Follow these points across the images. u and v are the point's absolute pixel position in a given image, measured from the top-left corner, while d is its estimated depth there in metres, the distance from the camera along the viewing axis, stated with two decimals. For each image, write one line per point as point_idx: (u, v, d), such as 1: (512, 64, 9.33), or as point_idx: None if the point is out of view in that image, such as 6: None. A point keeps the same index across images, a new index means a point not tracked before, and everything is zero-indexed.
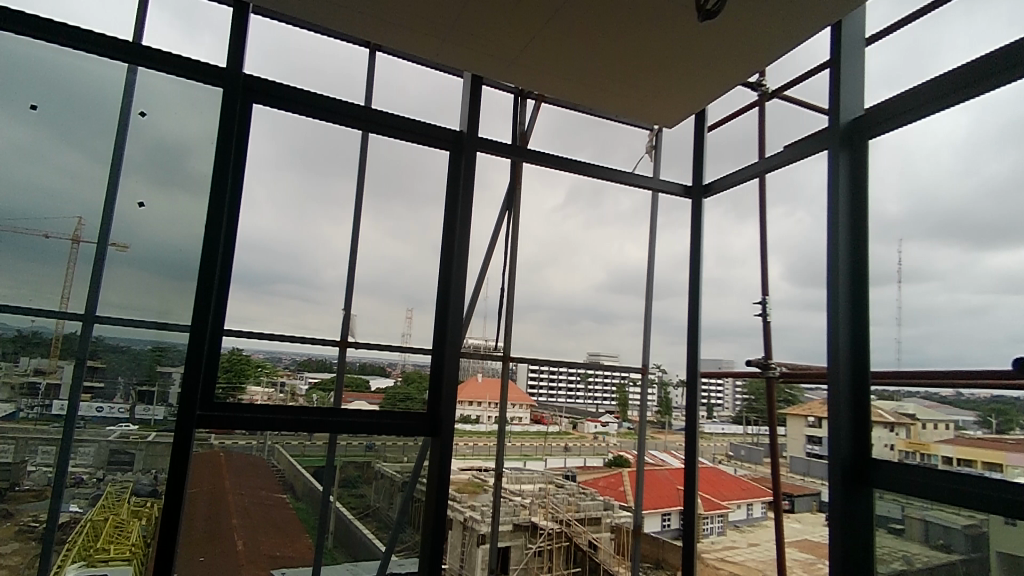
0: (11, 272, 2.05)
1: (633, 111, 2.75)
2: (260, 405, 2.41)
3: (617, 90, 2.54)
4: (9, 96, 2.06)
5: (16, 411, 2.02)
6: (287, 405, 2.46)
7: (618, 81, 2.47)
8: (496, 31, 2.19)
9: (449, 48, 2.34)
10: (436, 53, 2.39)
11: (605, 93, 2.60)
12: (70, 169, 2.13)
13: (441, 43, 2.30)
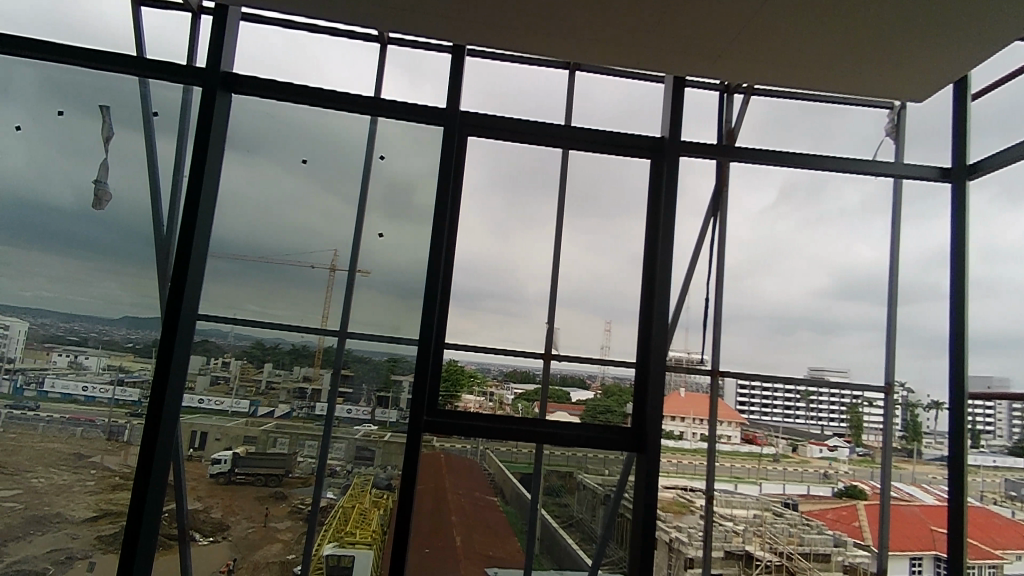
0: (286, 297, 2.53)
1: (855, 84, 2.36)
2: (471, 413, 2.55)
3: (848, 70, 2.25)
4: (289, 154, 2.55)
5: (290, 410, 2.49)
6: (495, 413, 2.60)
7: (837, 51, 2.12)
8: (687, 21, 2.03)
9: (634, 48, 2.24)
10: (621, 57, 2.31)
11: (819, 69, 2.27)
12: (327, 211, 2.57)
13: (627, 44, 2.21)
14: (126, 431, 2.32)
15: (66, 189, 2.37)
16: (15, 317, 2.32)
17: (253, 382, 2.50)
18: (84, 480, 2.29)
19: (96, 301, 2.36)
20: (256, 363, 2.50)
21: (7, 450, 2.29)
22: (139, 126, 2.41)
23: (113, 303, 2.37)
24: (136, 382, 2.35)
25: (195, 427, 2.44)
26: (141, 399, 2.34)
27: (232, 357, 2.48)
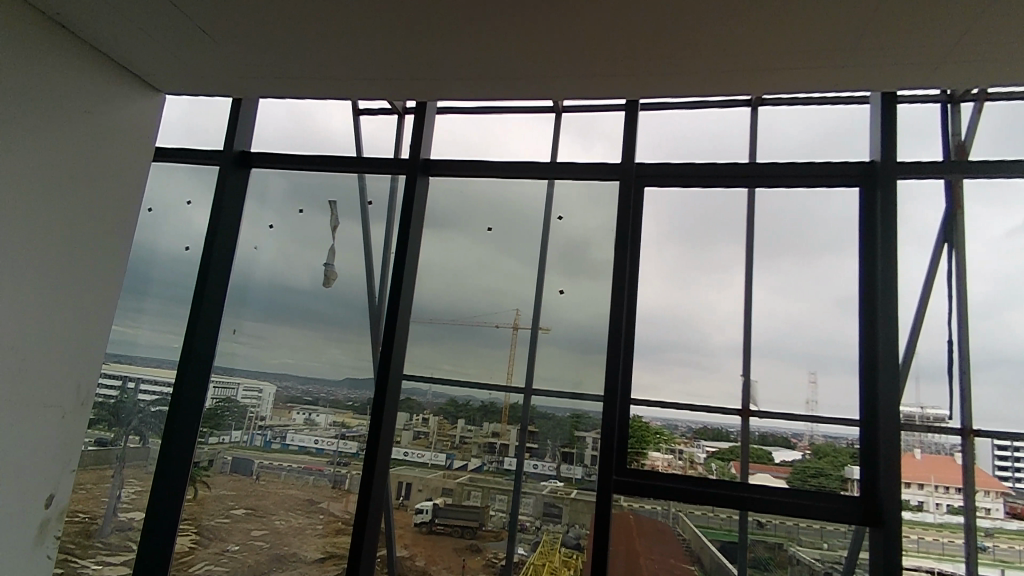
0: (476, 357, 2.68)
1: None
2: (660, 473, 2.41)
3: None
4: (476, 223, 2.77)
5: (482, 464, 2.59)
6: (687, 473, 2.40)
7: None
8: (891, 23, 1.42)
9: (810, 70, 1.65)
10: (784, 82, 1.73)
11: None
12: (511, 274, 2.71)
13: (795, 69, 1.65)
14: (347, 479, 2.60)
15: (302, 272, 2.81)
16: (266, 380, 2.75)
17: (449, 436, 2.64)
18: (314, 524, 2.60)
19: (324, 365, 2.73)
20: (451, 419, 2.65)
21: (258, 496, 2.67)
22: (359, 214, 2.82)
23: (338, 366, 2.72)
24: (356, 436, 2.62)
25: (402, 478, 2.62)
26: (360, 450, 2.60)
27: (431, 414, 2.65)
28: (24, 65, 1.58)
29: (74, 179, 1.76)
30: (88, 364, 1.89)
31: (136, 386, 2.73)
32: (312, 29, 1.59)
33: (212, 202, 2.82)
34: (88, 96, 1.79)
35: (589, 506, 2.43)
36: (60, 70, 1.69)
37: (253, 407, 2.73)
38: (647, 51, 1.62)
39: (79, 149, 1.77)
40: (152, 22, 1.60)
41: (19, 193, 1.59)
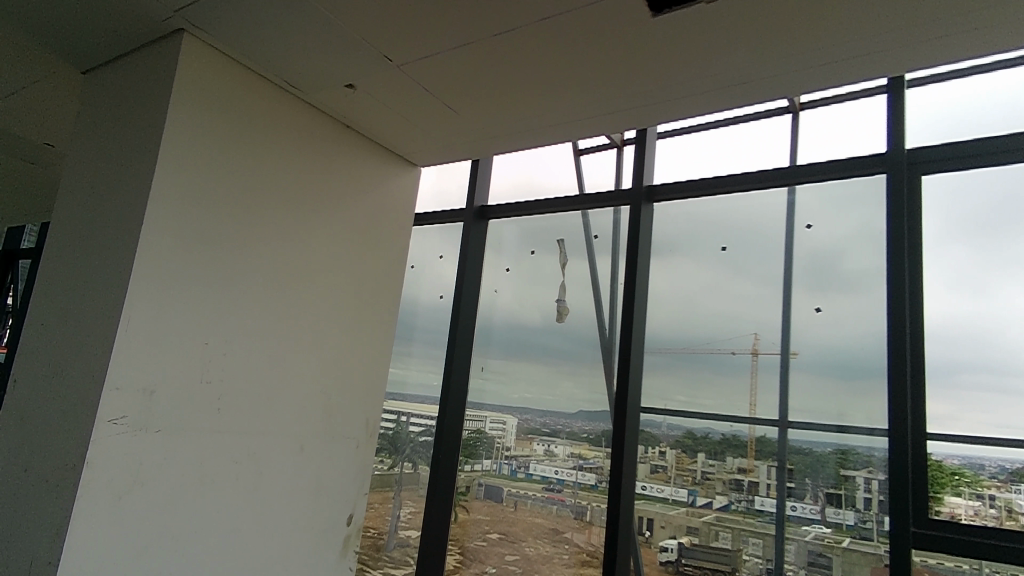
0: (711, 386, 2.45)
1: None
2: (965, 525, 1.93)
3: None
4: (709, 243, 2.60)
5: (729, 503, 2.33)
6: (1005, 527, 1.89)
7: None
8: None
9: None
10: None
11: None
12: (746, 295, 2.46)
13: None
14: (588, 511, 2.60)
15: (534, 310, 2.96)
16: (508, 413, 2.92)
17: (688, 471, 2.43)
18: (562, 554, 2.63)
19: (560, 399, 2.79)
20: (690, 453, 2.44)
21: (510, 522, 2.80)
22: (585, 249, 2.89)
23: (572, 399, 2.76)
24: (592, 467, 2.62)
25: (643, 513, 2.48)
26: (599, 482, 2.59)
27: (668, 448, 2.48)
28: (320, 161, 1.99)
29: (356, 247, 2.14)
30: (373, 400, 2.24)
31: (407, 420, 3.16)
32: (534, 90, 1.68)
33: (458, 255, 3.17)
34: (364, 178, 2.17)
35: (870, 559, 2.05)
36: (345, 159, 2.09)
37: (500, 438, 2.92)
38: (915, 36, 1.32)
39: (359, 221, 2.15)
40: (409, 110, 1.88)
41: (319, 263, 1.99)
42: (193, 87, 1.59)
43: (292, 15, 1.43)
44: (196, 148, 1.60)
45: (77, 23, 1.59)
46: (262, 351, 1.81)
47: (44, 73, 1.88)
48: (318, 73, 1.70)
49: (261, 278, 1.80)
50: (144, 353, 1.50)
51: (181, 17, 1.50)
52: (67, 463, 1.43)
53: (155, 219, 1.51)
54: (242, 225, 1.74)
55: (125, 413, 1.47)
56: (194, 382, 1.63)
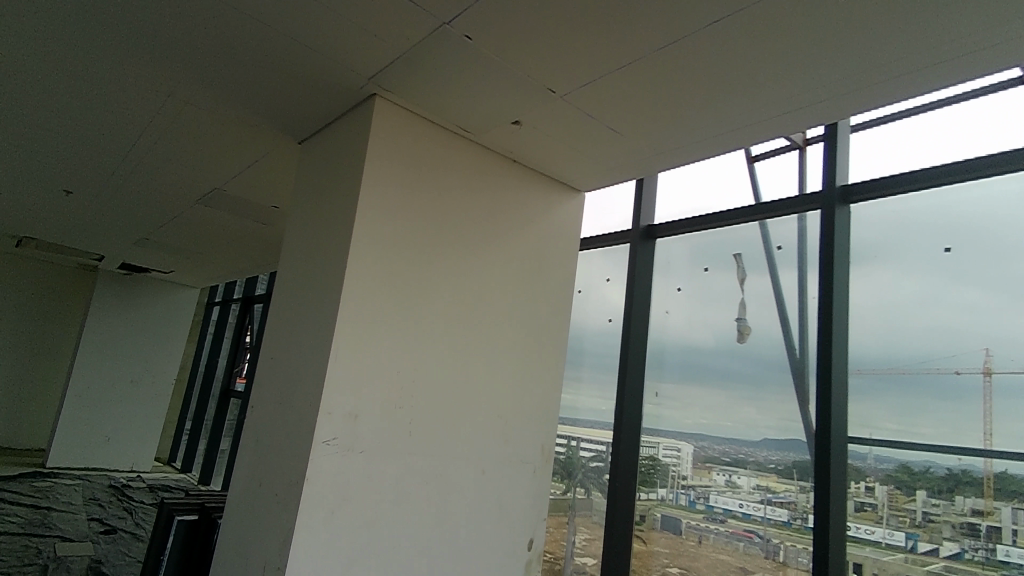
0: (937, 414, 2.06)
1: None
2: None
3: None
4: (926, 244, 2.23)
5: (961, 550, 1.94)
6: None
7: None
8: None
9: None
10: None
11: None
12: (970, 304, 2.07)
13: None
14: (782, 550, 2.31)
15: (706, 330, 2.77)
16: (683, 440, 2.73)
17: (905, 512, 2.07)
18: None
19: (740, 426, 2.53)
20: (907, 490, 2.07)
21: (691, 557, 2.59)
22: (765, 262, 2.63)
23: (754, 425, 2.49)
24: (784, 502, 2.34)
25: (850, 558, 2.14)
26: (793, 519, 2.29)
27: (877, 483, 2.13)
28: (492, 196, 2.10)
29: (526, 275, 2.20)
30: (547, 425, 2.26)
31: (576, 444, 3.18)
32: (701, 99, 1.61)
33: (626, 278, 3.11)
34: (531, 209, 2.23)
35: None
36: (513, 192, 2.17)
37: (674, 466, 2.73)
38: None
39: (528, 250, 2.21)
40: (573, 138, 1.91)
41: (493, 293, 2.08)
42: (383, 143, 1.79)
43: (464, 65, 1.54)
44: (386, 197, 1.79)
45: (293, 102, 1.88)
46: (446, 378, 1.93)
47: (272, 148, 2.26)
48: (489, 115, 1.80)
49: (444, 311, 1.93)
50: (350, 382, 1.69)
51: (373, 83, 1.71)
52: (293, 478, 1.64)
53: (355, 262, 1.71)
54: (427, 262, 1.89)
55: (336, 435, 1.65)
56: (391, 408, 1.78)
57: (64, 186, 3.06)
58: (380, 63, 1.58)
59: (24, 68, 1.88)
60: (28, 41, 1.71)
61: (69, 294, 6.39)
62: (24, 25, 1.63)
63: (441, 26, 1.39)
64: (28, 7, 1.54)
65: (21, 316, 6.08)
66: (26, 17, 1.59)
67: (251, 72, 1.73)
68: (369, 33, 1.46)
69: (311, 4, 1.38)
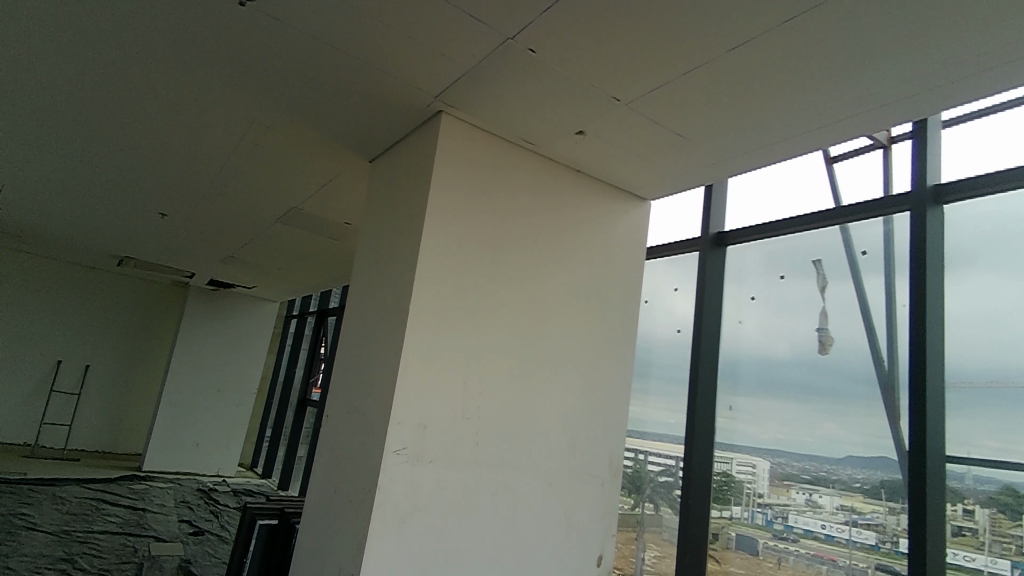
0: None
1: None
2: None
3: None
4: None
5: None
6: None
7: None
8: None
9: None
10: None
11: None
12: None
13: None
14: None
15: (783, 341, 2.62)
16: (758, 455, 2.58)
17: (1009, 538, 1.88)
18: None
19: (819, 441, 2.37)
20: (1013, 515, 1.88)
21: None
22: (848, 268, 2.47)
23: (836, 442, 2.32)
24: (871, 524, 2.17)
25: None
26: (881, 543, 2.13)
27: (977, 506, 1.95)
28: (556, 207, 2.09)
29: (591, 285, 2.17)
30: (616, 439, 2.21)
31: (643, 458, 3.08)
32: (774, 100, 1.54)
33: (695, 287, 2.98)
34: (596, 218, 2.21)
35: None
36: (578, 203, 2.16)
37: (750, 484, 2.58)
38: None
39: (593, 259, 2.19)
40: (639, 146, 1.88)
41: (559, 303, 2.07)
42: (449, 159, 1.83)
43: (527, 79, 1.56)
44: (452, 211, 1.82)
45: (365, 122, 1.95)
46: (512, 389, 1.93)
47: (344, 167, 2.35)
48: (553, 126, 1.80)
49: (510, 323, 1.94)
50: (419, 393, 1.72)
51: (440, 101, 1.75)
52: (365, 486, 1.69)
53: (423, 275, 1.74)
54: (493, 274, 1.90)
55: (405, 445, 1.69)
56: (458, 420, 1.80)
57: (160, 209, 3.32)
58: (446, 81, 1.62)
59: (128, 103, 2.06)
60: (129, 78, 1.87)
61: (163, 308, 6.90)
62: (127, 64, 1.78)
63: (505, 41, 1.40)
64: (130, 47, 1.69)
65: (124, 329, 6.62)
66: (129, 57, 1.74)
67: (325, 96, 1.81)
68: (435, 53, 1.50)
69: (382, 28, 1.43)
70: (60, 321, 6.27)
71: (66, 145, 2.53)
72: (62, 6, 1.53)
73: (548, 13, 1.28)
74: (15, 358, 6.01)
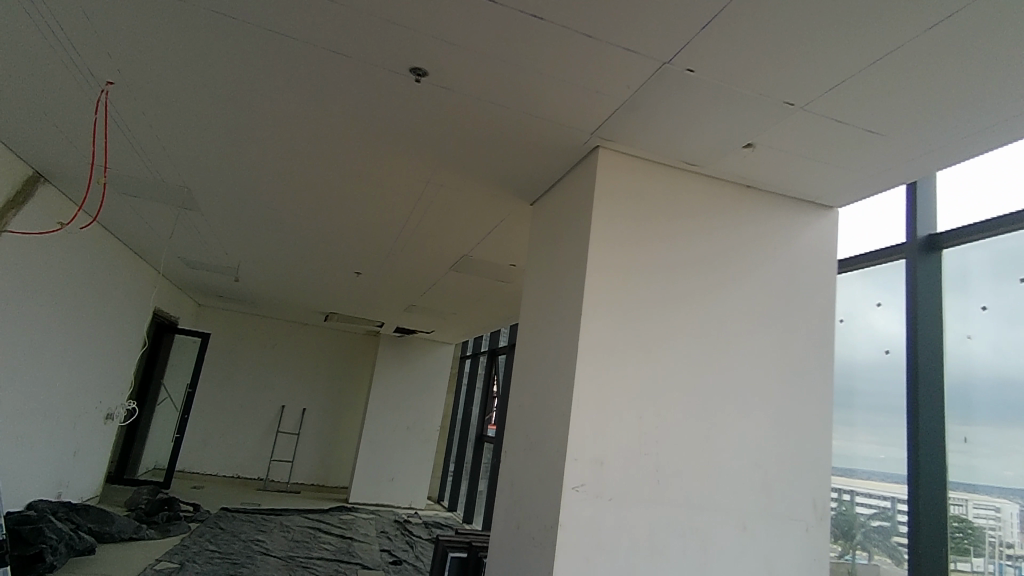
0: None
1: None
2: None
3: None
4: None
5: None
6: None
7: None
8: None
9: None
10: None
11: None
12: None
13: None
14: None
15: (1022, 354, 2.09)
16: (1003, 497, 2.08)
17: None
18: None
19: None
20: None
21: None
22: None
23: None
24: None
25: None
26: None
27: None
28: (726, 227, 1.96)
29: (773, 306, 1.97)
30: (821, 477, 1.92)
31: (851, 499, 2.61)
32: (993, 76, 1.30)
33: (903, 300, 2.54)
34: (771, 233, 2.02)
35: None
36: (750, 220, 2.00)
37: (994, 531, 2.09)
38: None
39: (772, 278, 1.99)
40: (820, 150, 1.70)
41: (737, 328, 1.91)
42: (608, 192, 1.82)
43: (686, 100, 1.51)
44: (613, 242, 1.80)
45: (525, 167, 2.03)
46: (693, 423, 1.81)
47: (509, 212, 2.47)
48: (719, 142, 1.71)
49: (684, 353, 1.83)
50: (596, 429, 1.70)
51: (597, 136, 1.76)
52: (547, 523, 1.69)
53: (590, 310, 1.74)
54: (661, 303, 1.83)
55: (584, 482, 1.67)
56: (636, 456, 1.73)
57: (354, 268, 3.76)
58: (603, 116, 1.63)
59: (325, 180, 2.37)
60: (328, 159, 2.17)
61: (359, 355, 7.75)
62: (326, 148, 2.08)
63: (662, 66, 1.37)
64: (327, 133, 1.96)
65: (329, 375, 7.55)
66: (326, 141, 2.03)
67: (489, 148, 1.93)
68: (589, 91, 1.52)
69: (538, 77, 1.49)
70: (282, 371, 7.35)
71: (283, 221, 3.00)
72: (278, 108, 1.84)
73: (707, 30, 1.23)
74: (251, 403, 7.15)
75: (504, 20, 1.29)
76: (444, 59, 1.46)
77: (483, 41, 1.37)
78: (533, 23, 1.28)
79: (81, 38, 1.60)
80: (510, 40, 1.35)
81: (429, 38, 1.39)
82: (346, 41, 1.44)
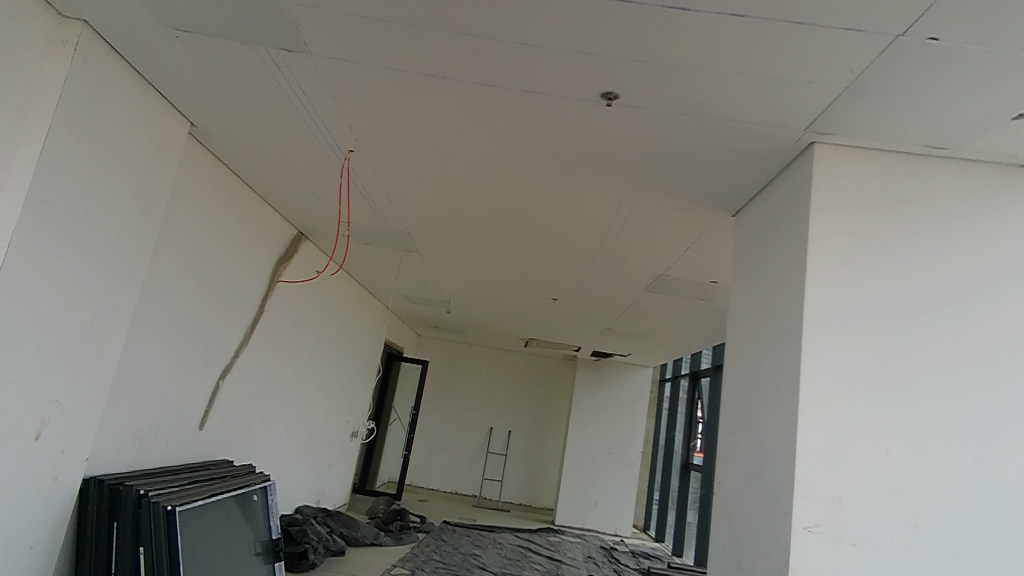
0: None
1: None
2: None
3: None
4: None
5: None
6: None
7: None
8: None
9: None
10: None
11: None
12: None
13: None
14: None
15: None
16: None
17: None
18: None
19: None
20: None
21: None
22: None
23: None
24: None
25: None
26: None
27: None
28: (990, 217, 1.61)
29: None
30: None
31: None
32: None
33: None
34: None
35: None
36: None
37: None
38: None
39: None
40: None
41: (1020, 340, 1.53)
42: (829, 192, 1.63)
43: (928, 73, 1.29)
44: (835, 249, 1.60)
45: (728, 175, 1.91)
46: (962, 458, 1.48)
47: (710, 227, 2.34)
48: (977, 117, 1.42)
49: (943, 369, 1.52)
50: (830, 461, 1.50)
51: (812, 132, 1.60)
52: (775, 564, 1.52)
53: (812, 326, 1.56)
54: (906, 312, 1.56)
55: (819, 522, 1.47)
56: (884, 494, 1.48)
57: (551, 294, 3.89)
58: (818, 108, 1.47)
59: (522, 212, 2.51)
60: (526, 192, 2.29)
61: (558, 379, 7.95)
62: (523, 182, 2.20)
63: (896, 40, 1.20)
64: (525, 168, 2.08)
65: (530, 399, 7.85)
66: (524, 176, 2.15)
67: (686, 162, 1.86)
68: (803, 82, 1.38)
69: (741, 79, 1.40)
70: (488, 395, 7.85)
71: (487, 255, 3.23)
72: (482, 152, 2.00)
73: None
74: (462, 425, 7.74)
75: (700, 28, 1.24)
76: (639, 80, 1.46)
77: (679, 53, 1.33)
78: (735, 23, 1.21)
79: (330, 116, 1.92)
80: (707, 47, 1.30)
81: (622, 61, 1.39)
82: (541, 79, 1.52)
